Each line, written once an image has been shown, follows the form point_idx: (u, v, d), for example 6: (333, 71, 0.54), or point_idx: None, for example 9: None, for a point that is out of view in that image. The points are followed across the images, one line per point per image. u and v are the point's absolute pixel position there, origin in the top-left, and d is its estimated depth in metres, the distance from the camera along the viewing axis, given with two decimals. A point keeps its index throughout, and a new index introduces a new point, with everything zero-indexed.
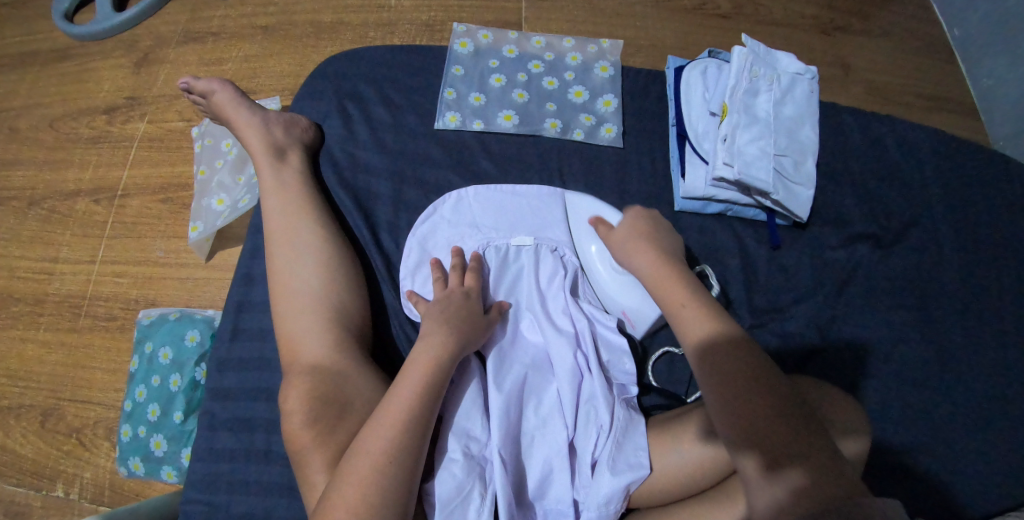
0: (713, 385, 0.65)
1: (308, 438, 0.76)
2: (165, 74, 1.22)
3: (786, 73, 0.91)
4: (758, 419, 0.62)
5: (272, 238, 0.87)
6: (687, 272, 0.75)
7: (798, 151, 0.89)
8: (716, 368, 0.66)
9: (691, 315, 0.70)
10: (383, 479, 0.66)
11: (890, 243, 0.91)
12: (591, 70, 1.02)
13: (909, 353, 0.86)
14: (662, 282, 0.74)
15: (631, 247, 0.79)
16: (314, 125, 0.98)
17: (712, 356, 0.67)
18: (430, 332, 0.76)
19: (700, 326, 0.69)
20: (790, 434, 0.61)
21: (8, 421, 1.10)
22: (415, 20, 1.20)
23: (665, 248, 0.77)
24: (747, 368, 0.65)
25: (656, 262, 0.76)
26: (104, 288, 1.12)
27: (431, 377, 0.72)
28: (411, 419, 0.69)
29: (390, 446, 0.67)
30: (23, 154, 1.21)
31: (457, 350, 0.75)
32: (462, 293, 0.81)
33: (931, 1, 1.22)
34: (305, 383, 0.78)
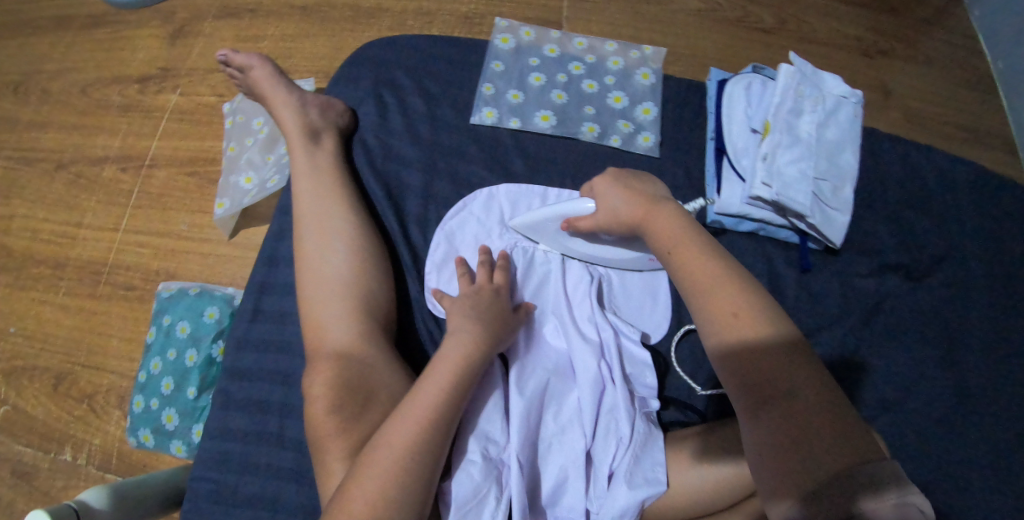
0: (702, 312, 0.65)
1: (330, 426, 0.76)
2: (199, 47, 1.22)
3: (832, 95, 0.90)
4: (750, 344, 0.61)
5: (303, 221, 0.87)
6: (665, 207, 0.75)
7: (837, 176, 0.88)
8: (705, 293, 0.66)
9: (680, 248, 0.70)
10: (404, 476, 0.65)
11: (920, 275, 0.90)
12: (632, 76, 1.01)
13: (933, 390, 0.85)
14: (648, 221, 0.75)
15: (612, 191, 0.79)
16: (348, 110, 0.98)
17: (695, 289, 0.66)
18: (462, 329, 0.76)
19: (684, 251, 0.69)
20: (781, 357, 0.60)
21: (21, 381, 1.10)
22: (454, 11, 1.19)
23: (644, 191, 0.78)
24: (737, 291, 0.64)
25: (638, 202, 0.77)
26: (126, 257, 1.13)
27: (458, 376, 0.72)
28: (436, 420, 0.69)
29: (414, 443, 0.67)
30: (53, 117, 1.21)
31: (486, 351, 0.75)
32: (492, 292, 0.82)
33: (978, 30, 1.20)
34: (331, 371, 0.78)
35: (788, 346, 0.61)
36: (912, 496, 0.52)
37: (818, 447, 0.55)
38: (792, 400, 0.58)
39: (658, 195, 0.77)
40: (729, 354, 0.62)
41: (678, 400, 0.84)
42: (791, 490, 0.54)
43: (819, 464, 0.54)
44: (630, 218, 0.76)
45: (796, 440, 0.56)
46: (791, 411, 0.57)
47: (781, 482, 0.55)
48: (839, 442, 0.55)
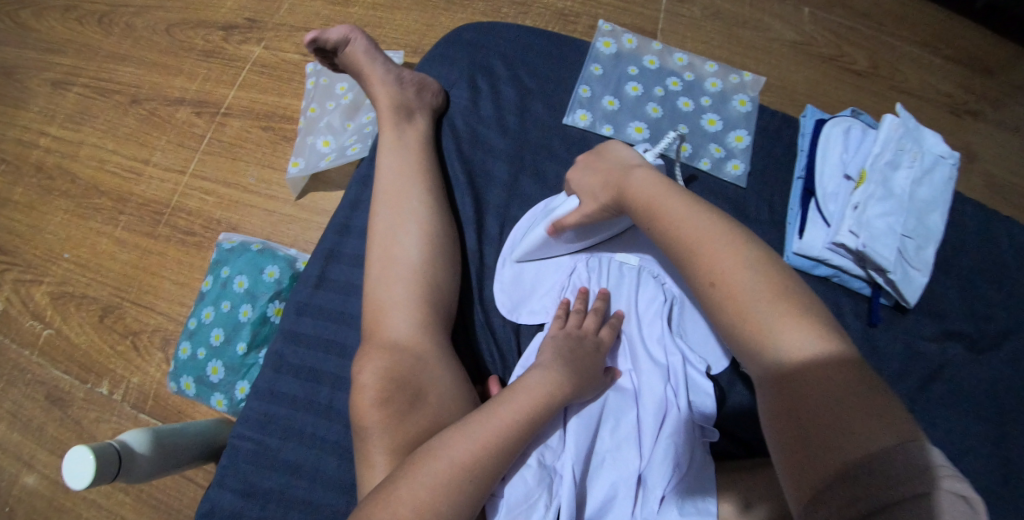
0: (693, 274, 0.71)
1: (375, 415, 0.76)
2: (290, 4, 1.21)
3: (930, 153, 0.91)
4: (742, 310, 0.67)
5: (380, 199, 0.87)
6: (640, 174, 0.79)
7: (921, 236, 0.88)
8: (694, 259, 0.71)
9: (668, 214, 0.74)
10: (458, 492, 0.68)
11: (987, 347, 0.90)
12: (728, 101, 1.00)
13: (991, 464, 0.83)
14: (629, 195, 0.78)
15: (591, 175, 0.84)
16: (443, 91, 0.98)
17: (703, 267, 0.70)
18: (554, 370, 0.77)
19: (670, 218, 0.74)
20: (770, 319, 0.66)
21: (67, 307, 1.10)
22: (550, 7, 1.18)
23: (610, 167, 0.83)
24: (724, 251, 0.70)
25: (611, 179, 0.81)
26: (189, 201, 1.12)
27: (537, 411, 0.74)
28: (503, 445, 0.71)
29: (475, 464, 0.70)
30: (135, 51, 1.21)
31: (569, 395, 0.77)
32: (593, 342, 0.82)
33: None
34: (386, 359, 0.78)
35: (804, 323, 0.65)
36: (926, 486, 0.52)
37: (833, 431, 0.58)
38: (801, 378, 0.62)
39: (630, 163, 0.82)
40: (725, 318, 0.68)
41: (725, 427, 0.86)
42: (808, 479, 0.58)
43: (837, 450, 0.57)
44: (603, 193, 0.81)
45: (810, 424, 0.60)
46: (799, 390, 0.62)
47: (793, 471, 0.60)
48: (854, 425, 0.58)
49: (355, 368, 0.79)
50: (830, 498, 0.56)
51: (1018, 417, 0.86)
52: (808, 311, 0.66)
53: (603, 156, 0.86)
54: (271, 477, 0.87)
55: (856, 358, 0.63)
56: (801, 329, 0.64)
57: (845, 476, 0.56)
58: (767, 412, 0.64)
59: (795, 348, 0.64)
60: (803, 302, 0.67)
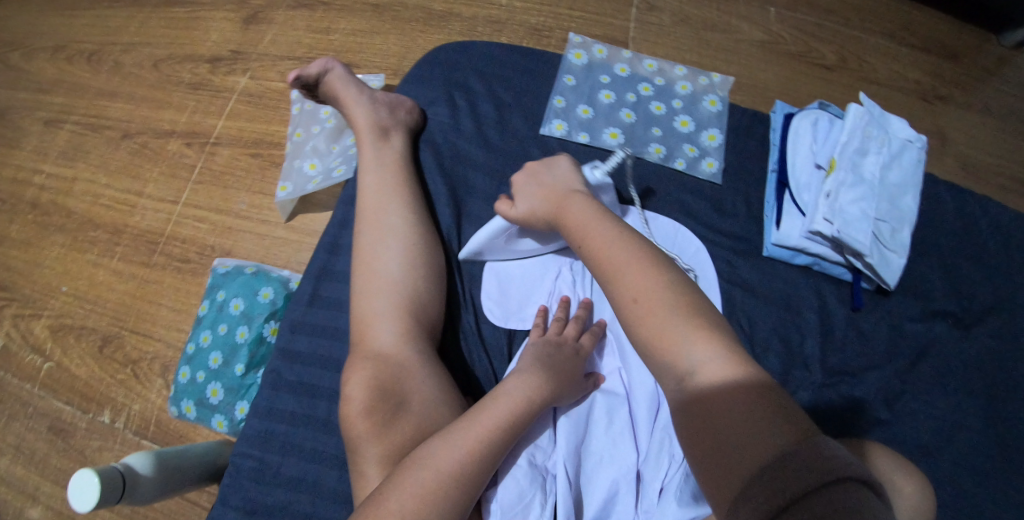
0: (612, 295, 0.72)
1: (363, 425, 0.77)
2: (272, 35, 1.26)
3: (898, 138, 0.94)
4: (655, 330, 0.67)
5: (362, 217, 0.90)
6: (577, 198, 0.81)
7: (896, 219, 0.91)
8: (613, 282, 0.72)
9: (590, 241, 0.76)
10: (445, 498, 0.70)
11: (970, 324, 0.93)
12: (699, 102, 1.03)
13: (981, 438, 0.86)
14: (565, 213, 0.80)
15: (529, 189, 0.85)
16: (419, 108, 1.01)
17: (620, 288, 0.71)
18: (532, 375, 0.79)
19: (594, 244, 0.76)
20: (683, 333, 0.66)
21: (68, 339, 1.12)
22: (524, 23, 1.22)
23: (553, 184, 0.84)
24: (641, 272, 0.71)
25: (553, 193, 0.83)
26: (183, 230, 1.15)
27: (517, 416, 0.76)
28: (485, 450, 0.73)
29: (462, 469, 0.71)
30: (124, 87, 1.25)
31: (548, 400, 0.78)
32: (573, 348, 0.83)
33: None
34: (369, 369, 0.80)
35: (721, 341, 0.65)
36: (839, 476, 0.51)
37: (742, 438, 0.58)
38: (711, 392, 0.62)
39: (568, 187, 0.84)
40: (640, 335, 0.68)
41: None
42: (727, 485, 0.57)
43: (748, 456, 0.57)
44: (546, 208, 0.82)
45: (721, 431, 0.60)
46: (710, 404, 0.62)
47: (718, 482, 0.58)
48: (762, 432, 0.58)
49: (341, 378, 0.81)
50: (750, 499, 0.54)
51: (1004, 391, 0.88)
52: (717, 326, 0.67)
53: (549, 168, 0.87)
54: (275, 494, 0.88)
55: (768, 381, 0.62)
56: (710, 351, 0.64)
57: (765, 475, 0.54)
58: (688, 431, 0.63)
59: (707, 363, 0.64)
60: (712, 318, 0.67)
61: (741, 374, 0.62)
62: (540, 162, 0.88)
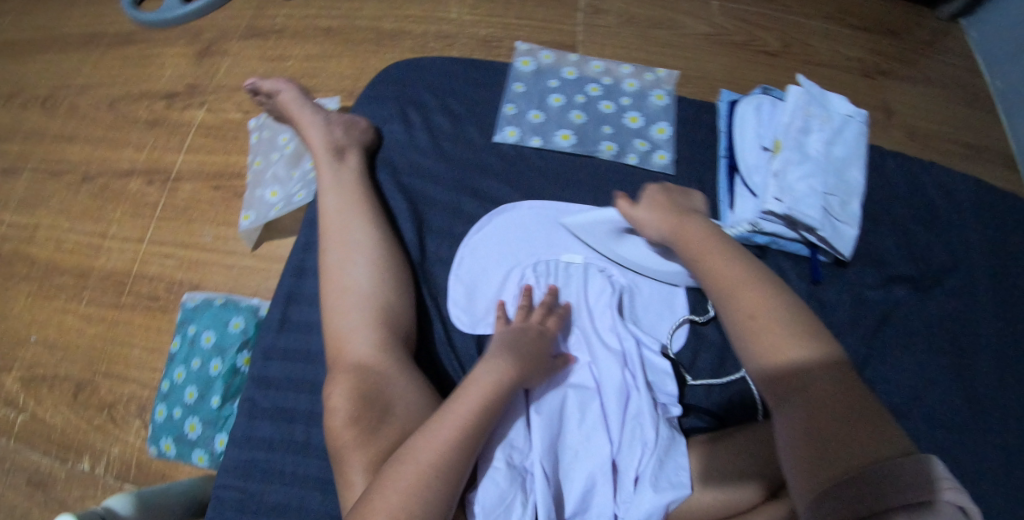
0: (728, 312, 0.76)
1: (349, 435, 0.78)
2: (226, 66, 1.27)
3: (839, 114, 0.97)
4: (769, 344, 0.72)
5: (327, 236, 0.90)
6: (701, 223, 0.84)
7: (845, 192, 0.94)
8: (729, 300, 0.76)
9: (709, 263, 0.79)
10: (426, 491, 0.69)
11: (927, 287, 1.00)
12: (647, 97, 1.06)
13: (946, 392, 0.94)
14: (684, 234, 0.83)
15: (652, 209, 0.87)
16: (373, 127, 1.02)
17: (745, 305, 0.75)
18: (498, 359, 0.80)
19: (710, 266, 0.79)
20: (802, 352, 0.70)
21: (41, 389, 1.10)
22: (473, 35, 1.24)
23: (675, 207, 0.87)
24: (765, 296, 0.75)
25: (673, 214, 0.85)
26: (150, 268, 1.15)
27: (488, 400, 0.76)
28: (461, 438, 0.73)
29: (440, 460, 0.71)
30: (81, 130, 1.25)
31: (517, 381, 0.79)
32: (537, 329, 0.85)
33: (974, 48, 1.32)
34: (349, 381, 0.80)
35: (840, 367, 0.69)
36: (939, 492, 0.57)
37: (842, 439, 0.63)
38: (819, 400, 0.67)
39: (689, 213, 0.85)
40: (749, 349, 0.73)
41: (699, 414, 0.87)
42: (817, 477, 0.62)
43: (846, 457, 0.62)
44: (663, 229, 0.85)
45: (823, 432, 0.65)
46: (815, 405, 0.67)
47: (809, 471, 0.63)
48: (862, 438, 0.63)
49: (324, 393, 0.81)
50: (843, 493, 0.60)
51: (962, 345, 0.97)
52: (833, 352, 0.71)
53: (668, 195, 0.89)
54: None
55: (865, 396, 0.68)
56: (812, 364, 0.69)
57: (864, 474, 0.60)
58: (789, 428, 0.67)
59: (814, 371, 0.69)
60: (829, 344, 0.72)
61: (848, 383, 0.68)
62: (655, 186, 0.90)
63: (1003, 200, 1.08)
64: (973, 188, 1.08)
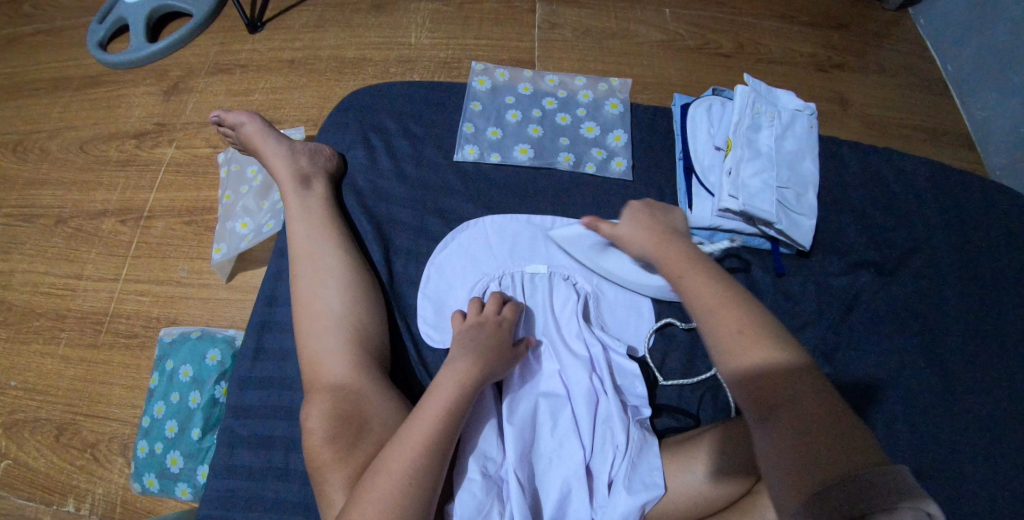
0: (710, 326, 0.74)
1: (327, 454, 0.78)
2: (194, 102, 1.29)
3: (787, 109, 1.00)
4: (754, 360, 0.70)
5: (297, 263, 0.91)
6: (680, 240, 0.84)
7: (799, 184, 0.98)
8: (711, 315, 0.74)
9: (691, 278, 0.78)
10: (401, 501, 0.69)
11: (890, 272, 1.02)
12: (602, 106, 1.10)
13: (917, 373, 0.95)
14: (664, 250, 0.82)
15: (634, 226, 0.86)
16: (337, 154, 1.04)
17: (722, 319, 0.73)
18: (459, 359, 0.80)
19: (694, 281, 0.77)
20: (779, 367, 0.70)
21: (23, 434, 1.10)
22: (434, 57, 1.28)
23: (658, 222, 0.86)
24: (742, 311, 0.74)
25: (654, 231, 0.84)
26: (126, 306, 1.15)
27: (452, 402, 0.76)
28: (430, 444, 0.73)
29: (412, 469, 0.71)
30: (52, 174, 1.26)
31: (480, 379, 0.79)
32: (495, 322, 0.85)
33: (927, 39, 1.39)
34: (328, 401, 0.81)
35: (816, 379, 0.69)
36: (911, 500, 0.59)
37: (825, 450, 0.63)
38: (800, 407, 0.67)
39: (672, 230, 0.85)
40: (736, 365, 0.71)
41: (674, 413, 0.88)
42: (800, 483, 0.63)
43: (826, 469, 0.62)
44: (646, 246, 0.84)
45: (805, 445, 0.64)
46: (797, 417, 0.66)
47: (791, 477, 0.63)
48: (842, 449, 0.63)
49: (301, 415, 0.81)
50: (827, 498, 0.61)
51: (929, 326, 0.98)
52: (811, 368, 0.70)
53: (648, 210, 0.88)
54: None
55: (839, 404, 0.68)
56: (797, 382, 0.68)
57: (845, 482, 0.61)
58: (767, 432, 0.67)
59: (792, 382, 0.68)
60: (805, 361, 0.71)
61: (827, 397, 0.68)
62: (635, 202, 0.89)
63: (960, 180, 1.10)
64: (930, 171, 1.11)
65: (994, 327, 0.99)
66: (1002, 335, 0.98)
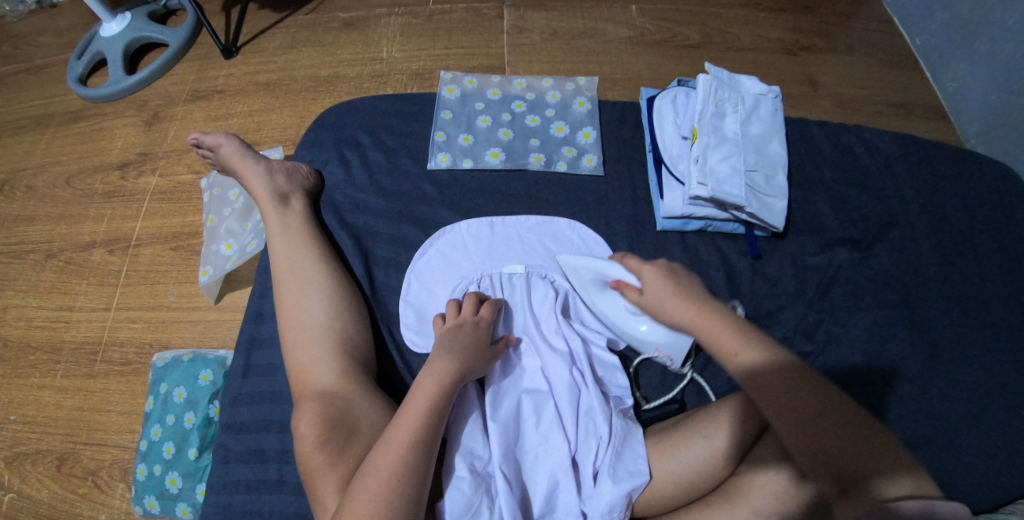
0: (787, 410, 0.68)
1: (319, 459, 0.78)
2: (174, 130, 1.32)
3: (750, 94, 1.05)
4: (834, 448, 0.65)
5: (280, 278, 0.91)
6: (721, 309, 0.78)
7: (767, 167, 1.03)
8: (781, 400, 0.69)
9: (746, 353, 0.72)
10: (391, 497, 0.70)
11: (867, 246, 1.03)
12: (570, 106, 1.14)
13: (901, 342, 0.96)
14: (707, 324, 0.76)
15: (663, 297, 0.81)
16: (314, 171, 1.05)
17: (790, 399, 0.68)
18: (438, 358, 0.81)
19: (748, 358, 0.72)
20: (854, 441, 0.65)
21: (23, 466, 1.10)
22: (406, 70, 1.31)
23: (691, 295, 0.80)
24: (802, 388, 0.69)
25: (688, 301, 0.79)
26: (119, 333, 1.17)
27: (434, 398, 0.77)
28: (416, 439, 0.74)
29: (400, 464, 0.72)
30: (40, 209, 1.28)
31: (460, 375, 0.80)
32: (474, 322, 0.86)
33: (893, 18, 1.40)
34: (316, 408, 0.81)
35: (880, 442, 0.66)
36: None
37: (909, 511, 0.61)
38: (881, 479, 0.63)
39: (706, 298, 0.80)
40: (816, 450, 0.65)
41: (656, 399, 0.91)
42: None
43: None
44: (685, 321, 0.78)
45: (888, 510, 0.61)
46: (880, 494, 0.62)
47: None
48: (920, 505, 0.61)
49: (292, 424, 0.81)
50: None
51: (909, 296, 0.99)
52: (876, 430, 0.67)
53: (675, 275, 0.83)
54: None
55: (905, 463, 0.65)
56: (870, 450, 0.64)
57: None
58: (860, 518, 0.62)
59: (862, 452, 0.64)
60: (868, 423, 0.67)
61: (893, 455, 0.65)
62: (660, 267, 0.84)
63: (931, 151, 1.11)
64: (900, 144, 1.12)
65: (974, 291, 1.00)
66: (981, 299, 0.99)
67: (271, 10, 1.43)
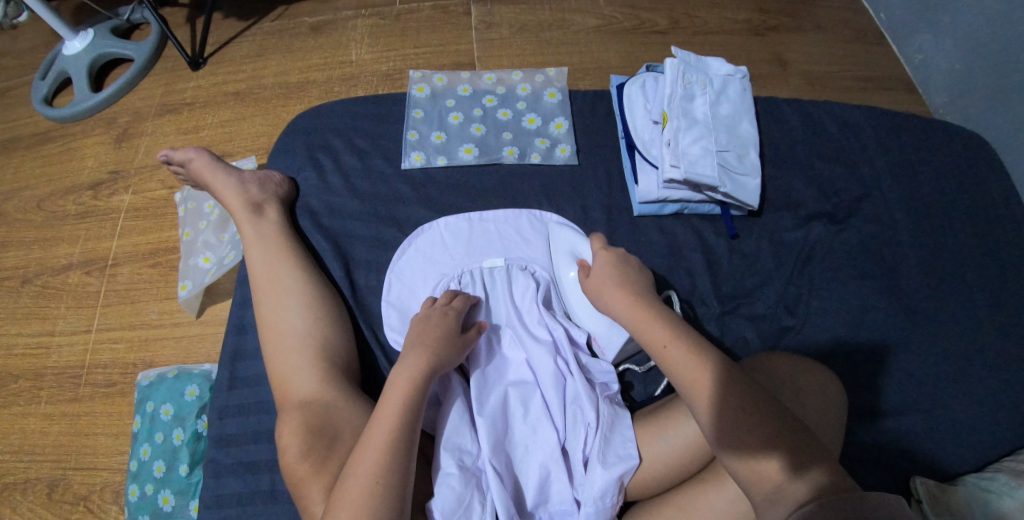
0: (635, 323, 0.79)
1: (302, 470, 0.78)
2: (145, 147, 1.30)
3: (719, 75, 1.06)
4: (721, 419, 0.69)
5: (258, 287, 0.90)
6: (650, 296, 0.82)
7: (740, 146, 1.04)
8: (688, 382, 0.72)
9: (661, 335, 0.76)
10: (374, 501, 0.70)
11: (843, 219, 1.04)
12: (541, 97, 1.14)
13: (881, 312, 0.97)
14: (630, 306, 0.80)
15: (600, 279, 0.85)
16: (287, 179, 1.04)
17: (689, 375, 0.72)
18: (419, 352, 0.80)
19: (619, 290, 0.82)
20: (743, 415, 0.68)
21: (12, 495, 1.08)
22: (376, 71, 1.30)
23: (629, 279, 0.84)
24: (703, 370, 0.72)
25: (617, 280, 0.84)
26: (102, 355, 1.15)
27: (409, 398, 0.76)
28: (395, 442, 0.73)
29: (378, 470, 0.71)
30: (13, 235, 1.26)
31: (431, 371, 0.79)
32: (441, 313, 0.86)
33: None
34: (297, 418, 0.81)
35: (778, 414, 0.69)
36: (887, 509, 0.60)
37: (752, 444, 0.67)
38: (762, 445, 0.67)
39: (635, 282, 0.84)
40: (684, 392, 0.72)
41: (644, 386, 0.93)
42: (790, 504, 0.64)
43: (748, 459, 0.67)
44: (613, 299, 0.83)
45: (744, 455, 0.67)
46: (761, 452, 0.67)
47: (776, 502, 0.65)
48: (781, 448, 0.67)
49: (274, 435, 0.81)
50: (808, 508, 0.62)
51: (886, 265, 1.00)
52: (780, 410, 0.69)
53: (624, 265, 0.86)
54: None
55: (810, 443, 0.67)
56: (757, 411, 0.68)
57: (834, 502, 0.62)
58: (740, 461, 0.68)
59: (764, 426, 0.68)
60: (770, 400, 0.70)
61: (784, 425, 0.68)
62: (613, 254, 0.87)
63: (899, 121, 1.13)
64: (870, 116, 1.13)
65: (950, 257, 1.01)
66: (957, 264, 1.00)
67: (237, 19, 1.42)
